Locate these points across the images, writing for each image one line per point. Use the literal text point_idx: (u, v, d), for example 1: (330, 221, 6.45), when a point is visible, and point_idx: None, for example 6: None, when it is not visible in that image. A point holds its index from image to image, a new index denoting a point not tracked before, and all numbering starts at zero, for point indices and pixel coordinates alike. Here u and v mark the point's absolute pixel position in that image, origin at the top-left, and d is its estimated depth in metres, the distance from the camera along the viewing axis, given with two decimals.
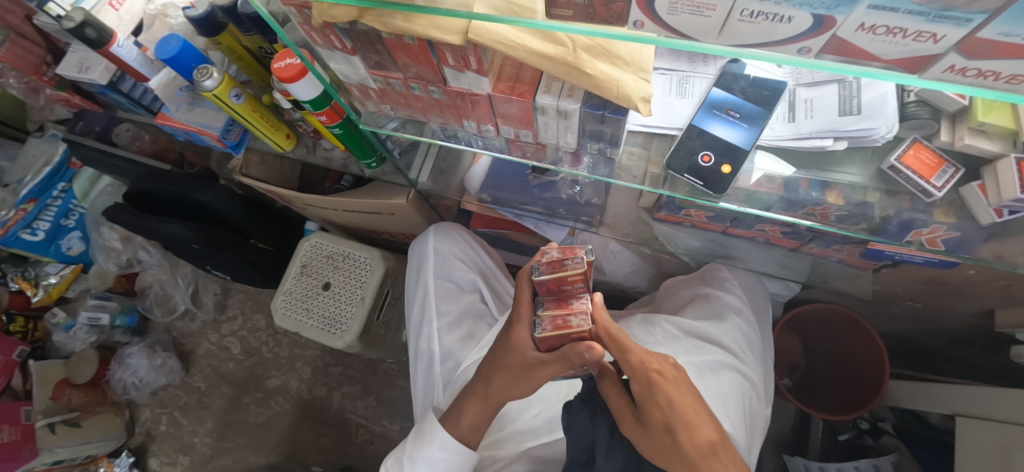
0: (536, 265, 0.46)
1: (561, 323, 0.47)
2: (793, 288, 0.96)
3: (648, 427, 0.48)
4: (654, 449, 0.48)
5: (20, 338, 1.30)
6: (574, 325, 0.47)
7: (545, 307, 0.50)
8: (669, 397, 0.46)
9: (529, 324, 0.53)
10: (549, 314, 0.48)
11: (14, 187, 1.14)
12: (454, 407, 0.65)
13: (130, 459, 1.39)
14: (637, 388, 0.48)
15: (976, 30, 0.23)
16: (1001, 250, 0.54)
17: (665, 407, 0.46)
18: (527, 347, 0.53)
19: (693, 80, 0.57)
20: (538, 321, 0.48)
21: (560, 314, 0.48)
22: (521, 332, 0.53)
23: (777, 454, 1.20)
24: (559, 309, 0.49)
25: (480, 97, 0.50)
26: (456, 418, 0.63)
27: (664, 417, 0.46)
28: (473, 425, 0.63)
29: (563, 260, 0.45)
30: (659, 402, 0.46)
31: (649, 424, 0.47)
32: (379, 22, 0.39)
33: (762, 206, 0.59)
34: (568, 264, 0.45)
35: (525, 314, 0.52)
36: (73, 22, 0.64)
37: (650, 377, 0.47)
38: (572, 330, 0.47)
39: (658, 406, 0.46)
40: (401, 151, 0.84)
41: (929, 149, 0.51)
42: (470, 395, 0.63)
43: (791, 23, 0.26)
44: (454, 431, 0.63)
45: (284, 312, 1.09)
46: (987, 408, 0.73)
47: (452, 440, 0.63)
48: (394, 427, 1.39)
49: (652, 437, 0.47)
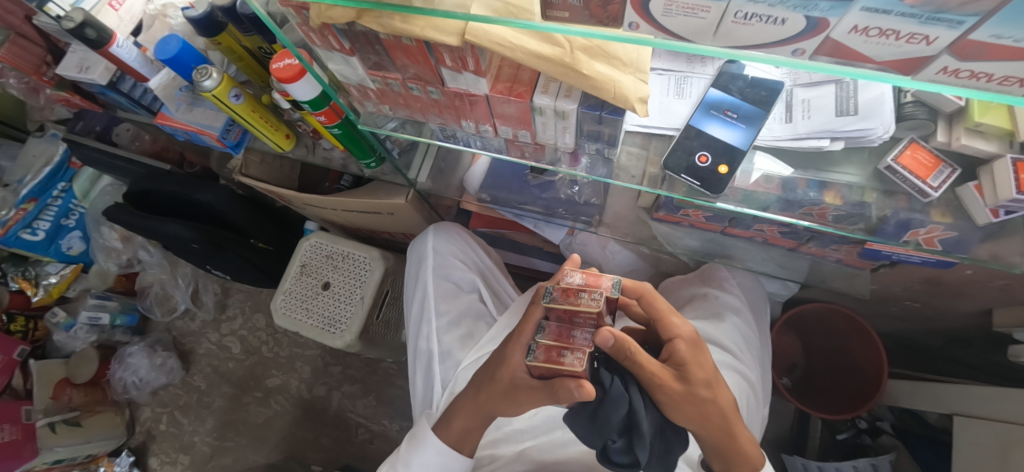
0: (550, 287, 0.48)
1: (555, 356, 0.46)
2: (792, 288, 0.96)
3: (691, 384, 0.48)
4: (686, 410, 0.48)
5: (20, 338, 1.31)
6: (566, 362, 0.45)
7: (543, 334, 0.48)
8: (708, 359, 0.51)
9: (525, 347, 0.53)
10: (546, 343, 0.47)
11: (14, 187, 1.14)
12: (450, 412, 0.64)
13: (130, 458, 1.40)
14: (683, 347, 0.51)
15: (968, 32, 0.23)
16: (999, 250, 0.54)
17: (705, 365, 0.50)
18: (517, 358, 0.53)
19: (690, 80, 0.57)
20: (532, 347, 0.47)
21: (556, 347, 0.46)
22: (515, 353, 0.53)
23: (776, 454, 1.20)
24: (556, 340, 0.47)
25: (479, 97, 0.50)
26: (448, 424, 0.63)
27: (704, 374, 0.50)
28: (463, 432, 0.62)
29: (580, 294, 0.46)
30: (701, 361, 0.50)
31: (693, 381, 0.49)
32: (378, 23, 0.40)
33: (759, 206, 0.59)
34: (584, 299, 0.46)
35: (526, 335, 0.53)
36: (73, 23, 0.65)
37: (695, 339, 0.52)
38: (564, 366, 0.45)
39: (700, 365, 0.50)
40: (400, 150, 0.84)
41: (926, 149, 0.51)
42: (463, 402, 0.62)
43: (784, 25, 0.26)
44: (448, 436, 0.63)
45: (284, 312, 1.09)
46: (985, 408, 0.73)
47: (446, 446, 0.63)
48: (394, 426, 1.40)
49: (693, 393, 0.48)
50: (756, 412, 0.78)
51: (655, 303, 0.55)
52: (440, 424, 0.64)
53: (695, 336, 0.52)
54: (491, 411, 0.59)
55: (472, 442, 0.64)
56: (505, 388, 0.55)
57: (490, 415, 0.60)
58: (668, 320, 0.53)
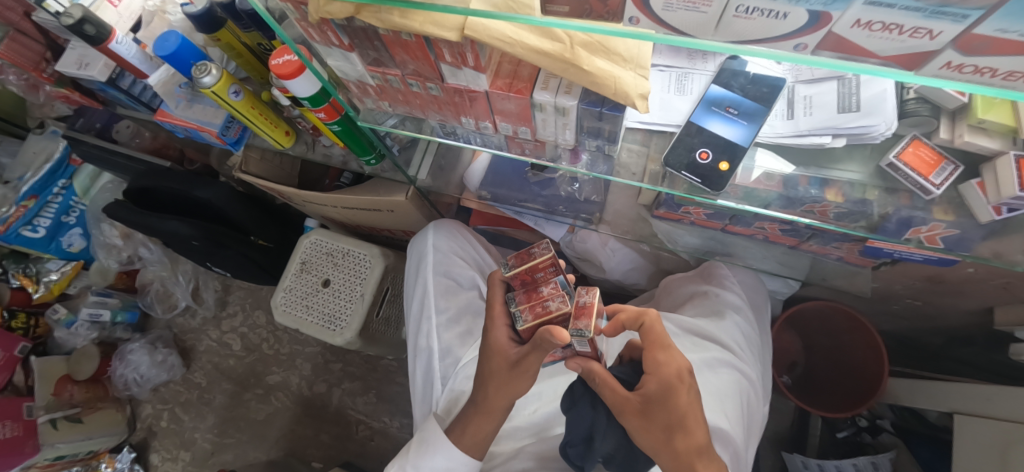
0: (504, 261, 0.54)
1: (540, 310, 0.50)
2: (792, 286, 0.96)
3: (649, 422, 0.47)
4: (647, 443, 0.47)
5: (21, 334, 1.31)
6: (553, 310, 0.49)
7: (516, 302, 0.52)
8: (681, 403, 0.47)
9: (505, 327, 0.54)
10: (525, 306, 0.51)
11: (15, 184, 1.12)
12: (461, 419, 0.64)
13: (131, 455, 1.40)
14: (654, 386, 0.48)
15: (973, 26, 0.22)
16: (1001, 247, 0.54)
17: (673, 408, 0.47)
18: (507, 347, 0.54)
19: (692, 77, 0.57)
20: (519, 314, 0.51)
21: (538, 303, 0.50)
22: (498, 334, 0.54)
23: (776, 451, 1.21)
24: (531, 300, 0.51)
25: (479, 93, 0.50)
26: (461, 431, 0.63)
27: (667, 417, 0.47)
28: (477, 437, 0.62)
29: (530, 250, 0.53)
30: (670, 406, 0.47)
31: (654, 420, 0.47)
32: (377, 18, 0.39)
33: (761, 204, 0.59)
34: (536, 253, 0.52)
35: (499, 315, 0.54)
36: (72, 19, 0.65)
37: (672, 380, 0.48)
38: (552, 314, 0.49)
39: (666, 407, 0.47)
40: (401, 147, 0.84)
41: (929, 146, 0.51)
42: (473, 408, 0.61)
43: (787, 19, 0.26)
44: (461, 441, 0.63)
45: (284, 309, 1.09)
46: (987, 406, 0.73)
47: (459, 451, 0.63)
48: (394, 424, 1.40)
49: (649, 432, 0.47)
50: (756, 410, 0.78)
51: (655, 332, 0.52)
52: (453, 429, 0.64)
53: (676, 377, 0.49)
54: (507, 407, 0.59)
55: (484, 445, 0.64)
56: (512, 383, 0.55)
57: (504, 411, 0.60)
58: (652, 354, 0.50)
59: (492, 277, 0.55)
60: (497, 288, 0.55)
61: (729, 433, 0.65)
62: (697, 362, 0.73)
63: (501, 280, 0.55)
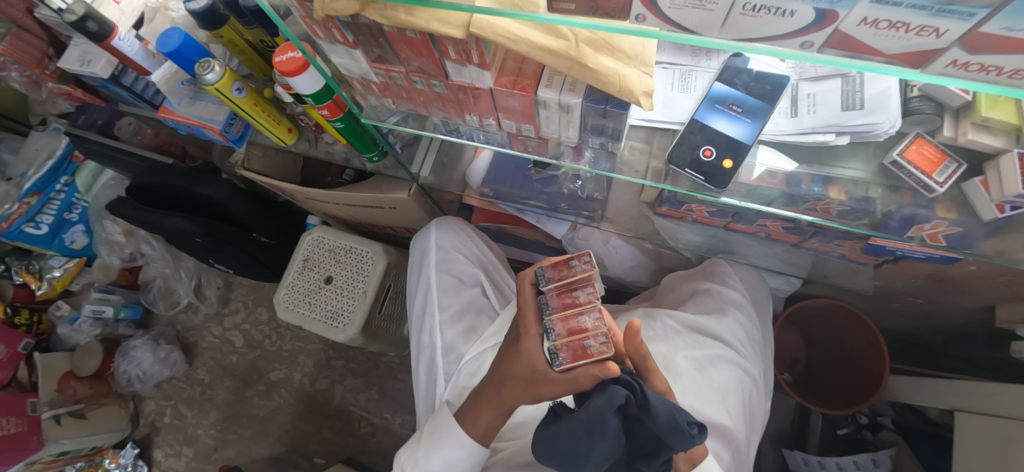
0: (540, 269, 0.50)
1: (573, 326, 0.47)
2: (794, 283, 0.96)
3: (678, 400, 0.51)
4: None
5: (24, 331, 1.31)
6: (587, 328, 0.46)
7: (551, 311, 0.48)
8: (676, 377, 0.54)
9: (537, 336, 0.50)
10: (559, 317, 0.48)
11: (18, 181, 1.12)
12: (466, 411, 0.64)
13: (135, 450, 1.41)
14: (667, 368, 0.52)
15: (979, 24, 0.22)
16: (1004, 245, 0.53)
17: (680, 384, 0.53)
18: (536, 360, 0.50)
19: (694, 74, 0.57)
20: (550, 327, 0.48)
21: (573, 316, 0.47)
22: (529, 345, 0.50)
23: (776, 448, 1.22)
24: (568, 310, 0.48)
25: (482, 91, 0.50)
26: (471, 422, 0.63)
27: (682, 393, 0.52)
28: (476, 431, 0.62)
29: (570, 262, 0.49)
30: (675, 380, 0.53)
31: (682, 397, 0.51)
32: (381, 15, 0.39)
33: (763, 201, 0.59)
34: (575, 266, 0.49)
35: (532, 322, 0.51)
36: (75, 16, 0.65)
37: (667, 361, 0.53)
38: (587, 332, 0.46)
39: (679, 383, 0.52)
40: (403, 144, 0.83)
41: (932, 144, 0.51)
42: (476, 404, 0.62)
43: (794, 17, 0.26)
44: (468, 433, 0.63)
45: (286, 305, 1.10)
46: (987, 403, 0.74)
47: (464, 444, 0.63)
48: (396, 420, 1.41)
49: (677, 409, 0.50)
50: (757, 407, 0.78)
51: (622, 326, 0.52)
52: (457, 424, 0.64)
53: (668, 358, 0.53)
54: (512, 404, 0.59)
55: (493, 436, 0.64)
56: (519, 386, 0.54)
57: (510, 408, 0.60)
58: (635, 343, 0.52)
59: (520, 279, 0.52)
60: (527, 292, 0.51)
61: (734, 431, 0.67)
62: (699, 358, 0.72)
63: (530, 285, 0.52)
